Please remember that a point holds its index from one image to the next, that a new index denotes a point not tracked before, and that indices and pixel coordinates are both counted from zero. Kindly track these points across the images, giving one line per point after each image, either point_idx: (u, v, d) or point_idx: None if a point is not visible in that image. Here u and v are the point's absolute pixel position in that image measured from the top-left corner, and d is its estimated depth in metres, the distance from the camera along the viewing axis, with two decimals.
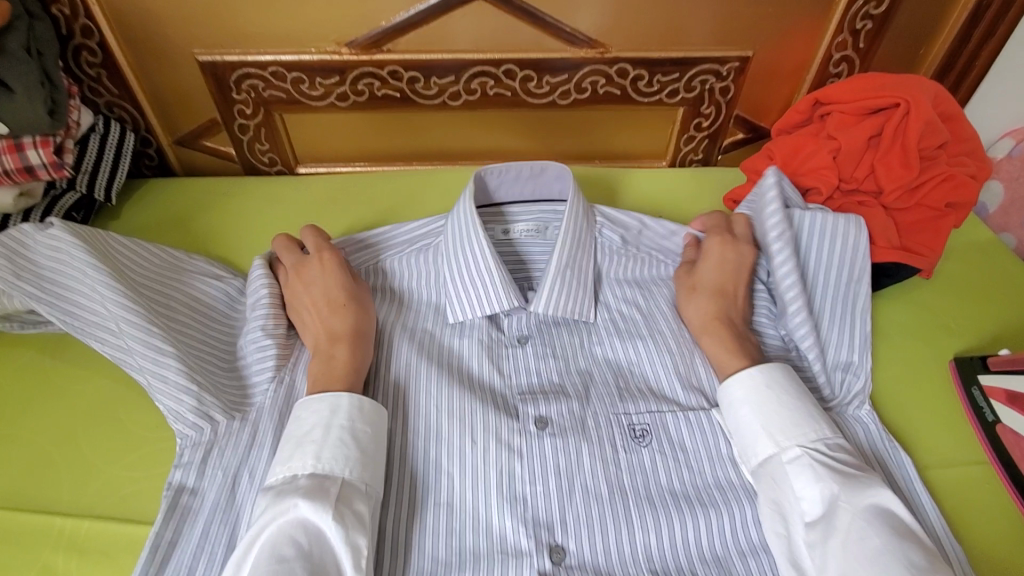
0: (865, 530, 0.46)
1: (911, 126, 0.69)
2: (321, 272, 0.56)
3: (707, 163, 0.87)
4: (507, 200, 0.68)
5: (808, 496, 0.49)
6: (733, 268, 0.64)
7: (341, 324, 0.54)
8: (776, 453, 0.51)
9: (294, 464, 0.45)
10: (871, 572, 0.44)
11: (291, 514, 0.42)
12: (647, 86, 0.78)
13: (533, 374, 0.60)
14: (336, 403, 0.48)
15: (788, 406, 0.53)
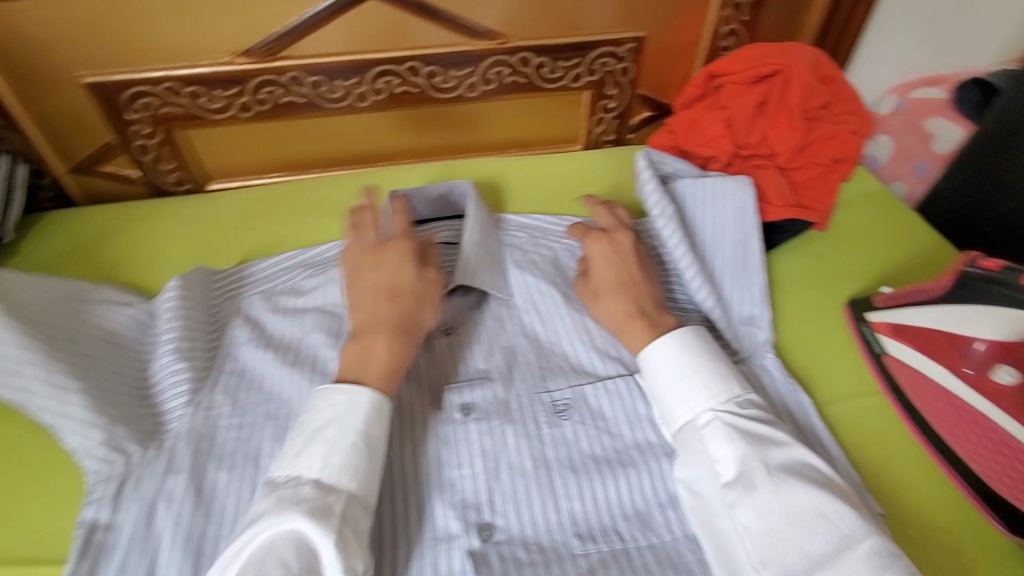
0: (782, 482, 0.45)
1: (793, 90, 0.73)
2: (390, 261, 0.60)
3: (619, 143, 0.93)
4: (417, 198, 0.74)
5: (724, 460, 0.48)
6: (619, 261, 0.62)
7: (394, 314, 0.56)
8: (691, 419, 0.51)
9: (304, 470, 0.46)
10: (787, 530, 0.43)
11: (287, 524, 0.42)
12: (550, 73, 0.82)
13: (458, 364, 0.60)
14: (355, 401, 0.50)
15: (694, 377, 0.52)
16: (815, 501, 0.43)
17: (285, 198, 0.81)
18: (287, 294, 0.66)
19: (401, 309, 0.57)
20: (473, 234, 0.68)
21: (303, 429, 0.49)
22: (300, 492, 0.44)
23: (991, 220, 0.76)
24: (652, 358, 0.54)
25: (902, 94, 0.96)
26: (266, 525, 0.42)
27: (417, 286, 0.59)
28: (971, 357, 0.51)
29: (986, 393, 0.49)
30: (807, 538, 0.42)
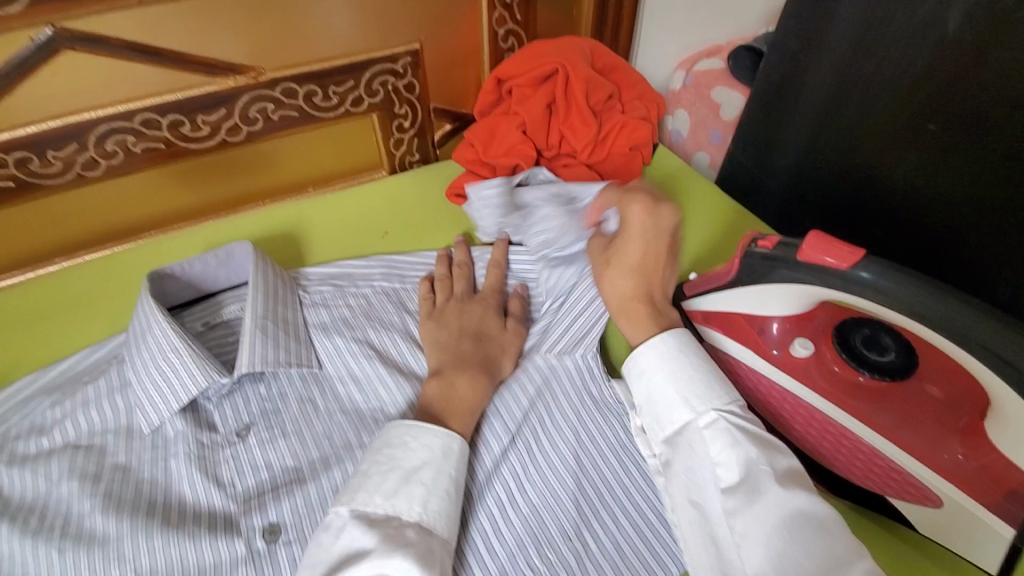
0: (792, 496, 0.38)
1: (575, 86, 0.72)
2: (483, 309, 0.60)
3: (428, 161, 0.86)
4: (189, 273, 0.62)
5: (724, 462, 0.41)
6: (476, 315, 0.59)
7: (476, 355, 0.55)
8: (692, 420, 0.43)
9: (403, 512, 0.41)
10: (792, 551, 0.36)
11: (391, 569, 0.38)
12: (325, 100, 0.73)
13: (261, 470, 0.50)
14: (449, 447, 0.45)
15: (695, 371, 0.45)
16: (812, 513, 0.37)
17: (18, 307, 0.64)
18: (30, 436, 0.51)
19: (485, 350, 0.56)
20: (257, 305, 0.57)
21: (394, 465, 0.43)
22: (407, 536, 0.40)
23: (776, 179, 0.79)
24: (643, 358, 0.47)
25: (687, 69, 1.02)
26: (370, 568, 0.38)
27: (494, 334, 0.58)
28: (771, 337, 0.51)
29: (787, 368, 0.49)
30: (813, 557, 0.35)
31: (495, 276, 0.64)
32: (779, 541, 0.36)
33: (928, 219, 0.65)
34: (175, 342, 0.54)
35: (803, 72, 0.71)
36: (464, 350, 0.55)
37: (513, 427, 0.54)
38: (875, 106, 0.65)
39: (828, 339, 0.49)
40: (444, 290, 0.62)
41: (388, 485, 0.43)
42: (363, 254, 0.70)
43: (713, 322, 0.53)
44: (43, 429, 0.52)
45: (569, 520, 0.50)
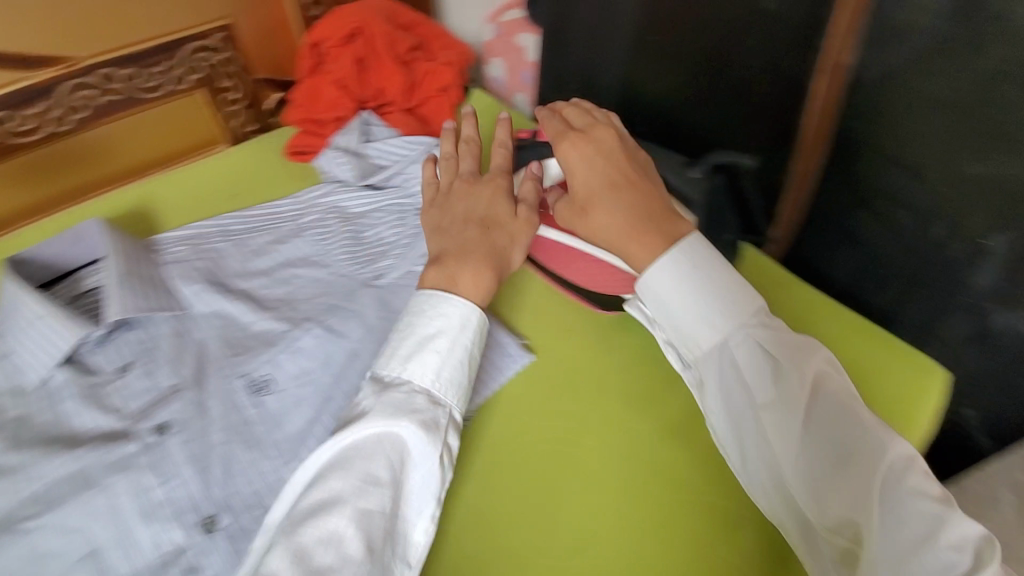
0: (816, 394, 0.46)
1: (377, 41, 0.84)
2: (490, 194, 0.62)
3: (265, 130, 0.93)
4: (43, 255, 0.67)
5: (756, 376, 0.47)
6: (482, 205, 0.61)
7: (484, 246, 0.56)
8: (720, 342, 0.49)
9: (415, 378, 0.48)
10: (823, 442, 0.44)
11: (398, 428, 0.44)
12: (148, 82, 0.79)
13: (147, 393, 0.59)
14: (466, 319, 0.51)
15: (715, 291, 0.50)
16: (836, 411, 0.45)
17: None
18: None
19: (493, 239, 0.57)
20: (117, 267, 0.64)
21: (412, 334, 0.49)
22: (416, 404, 0.46)
23: (570, 103, 0.96)
24: (667, 278, 0.51)
25: (495, 19, 1.14)
26: (372, 425, 0.44)
27: (504, 222, 0.59)
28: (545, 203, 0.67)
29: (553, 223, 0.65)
30: (842, 443, 0.43)
31: (504, 154, 0.67)
32: (805, 443, 0.44)
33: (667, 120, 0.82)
34: (37, 307, 0.59)
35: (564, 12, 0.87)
36: (470, 237, 0.58)
37: (362, 312, 0.64)
38: (618, 32, 0.82)
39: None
40: (453, 172, 0.67)
41: (405, 350, 0.49)
42: (213, 215, 0.77)
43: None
44: None
45: None
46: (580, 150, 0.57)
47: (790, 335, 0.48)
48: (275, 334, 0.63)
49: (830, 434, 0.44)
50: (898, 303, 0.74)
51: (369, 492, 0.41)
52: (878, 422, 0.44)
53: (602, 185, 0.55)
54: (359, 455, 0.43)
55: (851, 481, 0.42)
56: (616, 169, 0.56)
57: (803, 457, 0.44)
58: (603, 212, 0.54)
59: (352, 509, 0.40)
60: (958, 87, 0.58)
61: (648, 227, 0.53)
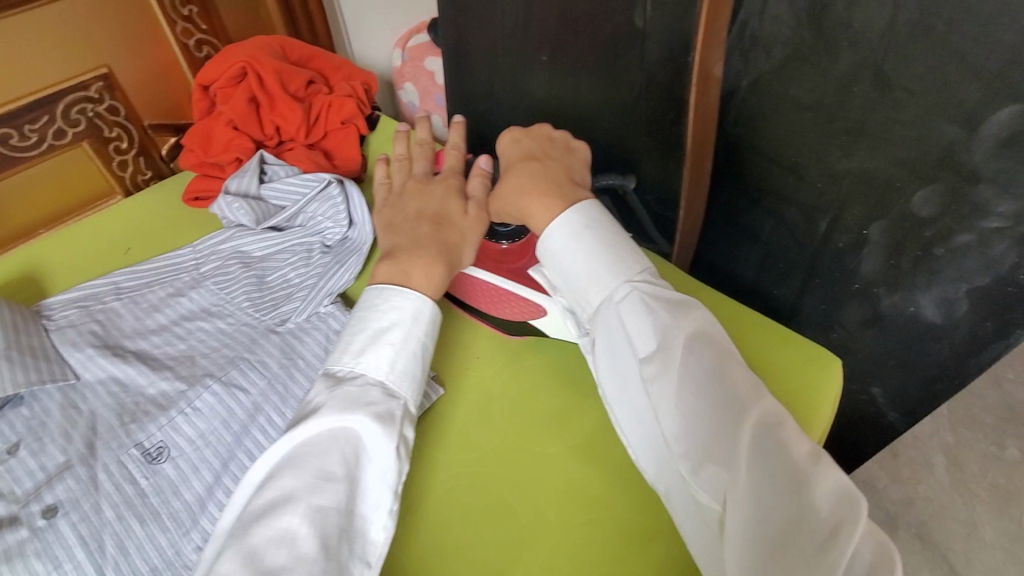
0: (693, 352, 0.47)
1: (268, 78, 0.83)
2: (444, 193, 0.62)
3: (163, 176, 0.90)
4: None
5: (638, 332, 0.49)
6: (436, 199, 0.62)
7: (435, 238, 0.57)
8: (607, 296, 0.51)
9: (369, 370, 0.49)
10: (696, 392, 0.45)
11: (352, 424, 0.45)
12: (23, 140, 0.75)
13: (33, 475, 0.55)
14: (419, 311, 0.52)
15: (604, 255, 0.52)
16: (707, 364, 0.46)
17: None
18: None
19: (444, 233, 0.58)
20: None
21: (365, 329, 0.51)
22: (371, 396, 0.47)
23: (482, 123, 0.98)
24: (563, 241, 0.54)
25: (403, 46, 1.14)
26: (326, 420, 0.45)
27: (456, 217, 0.60)
28: None
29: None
30: (712, 393, 0.45)
31: (456, 154, 0.67)
32: (679, 396, 0.45)
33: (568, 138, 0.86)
34: None
35: (465, 34, 0.91)
36: (422, 232, 0.58)
37: (265, 363, 0.63)
38: (513, 54, 0.86)
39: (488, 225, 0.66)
40: (407, 171, 0.67)
41: (359, 344, 0.50)
42: (107, 272, 0.74)
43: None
44: None
45: None
46: (510, 134, 0.63)
47: (670, 292, 0.50)
48: (173, 396, 0.61)
49: (702, 389, 0.45)
50: (799, 294, 0.77)
51: (323, 488, 0.42)
52: (751, 382, 0.46)
53: (523, 155, 0.60)
54: (315, 452, 0.43)
55: (725, 429, 0.43)
56: (539, 146, 0.61)
57: (681, 407, 0.45)
58: (518, 174, 0.58)
59: (305, 506, 0.40)
60: (820, 94, 0.62)
61: (557, 189, 0.56)
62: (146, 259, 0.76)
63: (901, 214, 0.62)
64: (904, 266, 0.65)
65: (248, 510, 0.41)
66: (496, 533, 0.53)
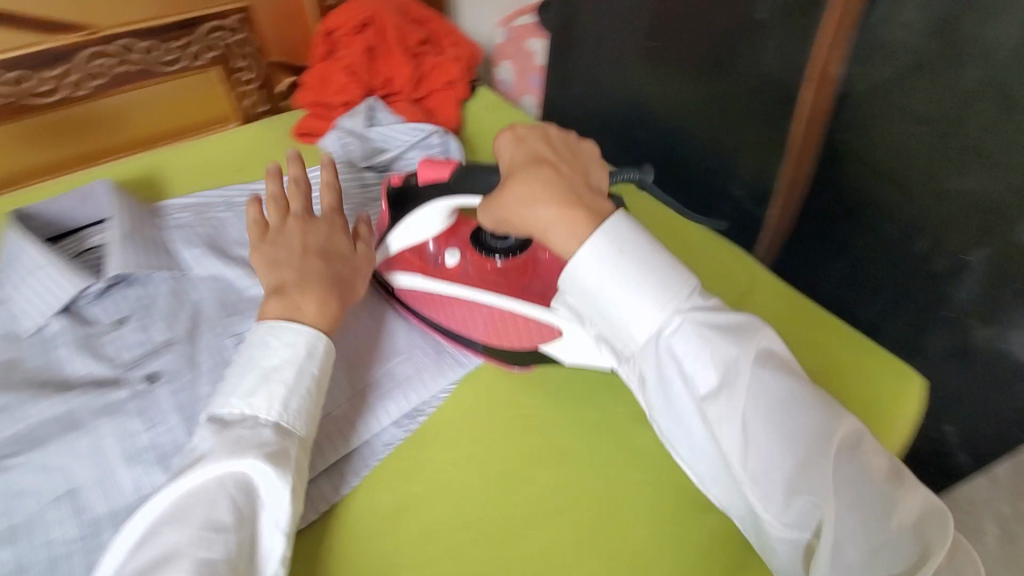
0: (762, 381, 0.39)
1: (388, 31, 0.87)
2: (330, 227, 0.58)
3: (276, 112, 0.96)
4: (51, 212, 0.70)
5: (699, 368, 0.40)
6: (314, 233, 0.57)
7: (327, 272, 0.54)
8: (651, 331, 0.41)
9: (260, 410, 0.46)
10: (774, 435, 0.38)
11: (240, 468, 0.43)
12: (164, 56, 0.81)
13: (139, 345, 0.60)
14: (315, 344, 0.49)
15: (637, 286, 0.41)
16: (784, 392, 0.39)
17: None
18: None
19: (335, 269, 0.55)
20: (120, 227, 0.66)
21: (253, 366, 0.47)
22: (262, 437, 0.44)
23: (574, 104, 1.00)
24: (587, 274, 0.42)
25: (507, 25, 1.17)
26: (210, 471, 0.42)
27: (345, 253, 0.57)
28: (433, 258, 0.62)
29: (448, 276, 0.60)
30: (794, 432, 0.38)
31: (332, 195, 0.61)
32: (757, 435, 0.38)
33: (663, 127, 0.86)
34: (43, 257, 0.62)
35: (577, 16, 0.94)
36: (311, 266, 0.54)
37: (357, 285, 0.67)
38: (625, 38, 0.87)
39: (472, 245, 0.61)
40: (280, 212, 0.58)
41: (246, 384, 0.47)
42: (220, 186, 0.79)
43: (393, 265, 0.63)
44: None
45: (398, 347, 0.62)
46: (511, 133, 0.50)
47: (724, 317, 0.41)
48: None
49: (780, 417, 0.38)
50: (884, 318, 0.74)
51: (207, 542, 0.40)
52: (825, 399, 0.40)
53: (526, 158, 0.47)
54: (199, 502, 0.41)
55: (813, 482, 0.37)
56: (547, 147, 0.49)
57: (761, 452, 0.38)
58: (524, 181, 0.45)
59: (192, 558, 0.38)
60: (942, 105, 0.60)
61: (581, 193, 0.45)
62: (255, 179, 0.81)
63: (1011, 244, 0.60)
64: (1006, 301, 0.62)
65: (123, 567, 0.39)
66: (540, 487, 0.52)
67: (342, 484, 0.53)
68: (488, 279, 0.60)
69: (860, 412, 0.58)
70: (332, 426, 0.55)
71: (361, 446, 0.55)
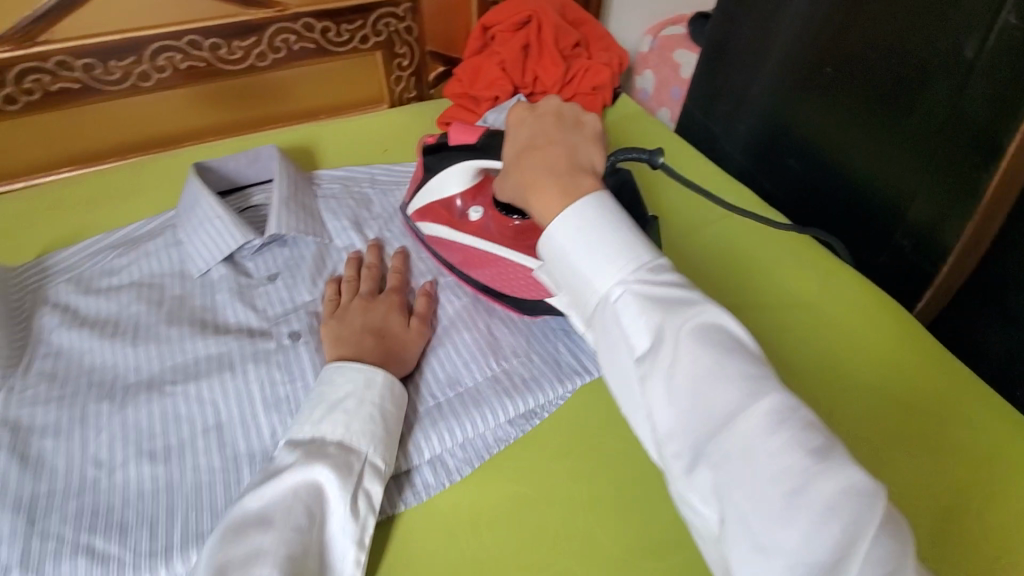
0: (691, 349, 0.35)
1: (544, 30, 0.88)
2: (388, 307, 0.61)
3: (423, 98, 1.00)
4: (226, 168, 0.77)
5: (635, 331, 0.37)
6: (376, 315, 0.60)
7: (379, 348, 0.56)
8: (601, 298, 0.39)
9: (328, 432, 0.49)
10: (697, 407, 0.34)
11: (314, 475, 0.46)
12: (337, 36, 0.87)
13: (288, 302, 0.65)
14: (371, 377, 0.52)
15: (595, 245, 0.39)
16: (713, 365, 0.34)
17: (82, 190, 0.77)
18: (101, 276, 0.66)
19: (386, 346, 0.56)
20: (282, 189, 0.72)
21: (321, 400, 0.51)
22: (326, 450, 0.47)
23: (715, 122, 0.97)
24: (558, 238, 0.41)
25: (654, 34, 1.16)
26: (288, 478, 0.45)
27: (398, 331, 0.59)
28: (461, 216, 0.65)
29: (471, 230, 0.64)
30: (719, 405, 0.33)
31: (398, 278, 0.65)
32: (681, 403, 0.34)
33: (819, 158, 0.81)
34: (218, 209, 0.68)
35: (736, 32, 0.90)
36: (367, 343, 0.56)
37: None
38: (785, 61, 0.82)
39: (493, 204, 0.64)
40: (349, 291, 0.62)
41: (316, 414, 0.50)
42: (367, 163, 0.84)
43: (423, 215, 0.68)
44: (119, 270, 0.67)
45: (517, 341, 0.62)
46: (517, 115, 0.51)
47: (673, 288, 0.37)
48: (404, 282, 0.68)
49: (704, 385, 0.34)
50: None
51: (288, 541, 0.43)
52: (757, 371, 0.34)
53: (523, 145, 0.47)
54: (280, 508, 0.44)
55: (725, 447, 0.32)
56: (543, 130, 0.48)
57: (676, 415, 0.34)
58: (522, 172, 0.45)
59: (273, 561, 0.41)
60: None
61: (567, 177, 0.44)
62: (400, 161, 0.85)
63: None
64: None
65: (209, 555, 0.41)
66: (649, 519, 0.49)
67: (454, 472, 0.52)
68: (504, 237, 0.62)
69: (961, 470, 0.52)
70: (450, 412, 0.55)
71: (474, 439, 0.54)
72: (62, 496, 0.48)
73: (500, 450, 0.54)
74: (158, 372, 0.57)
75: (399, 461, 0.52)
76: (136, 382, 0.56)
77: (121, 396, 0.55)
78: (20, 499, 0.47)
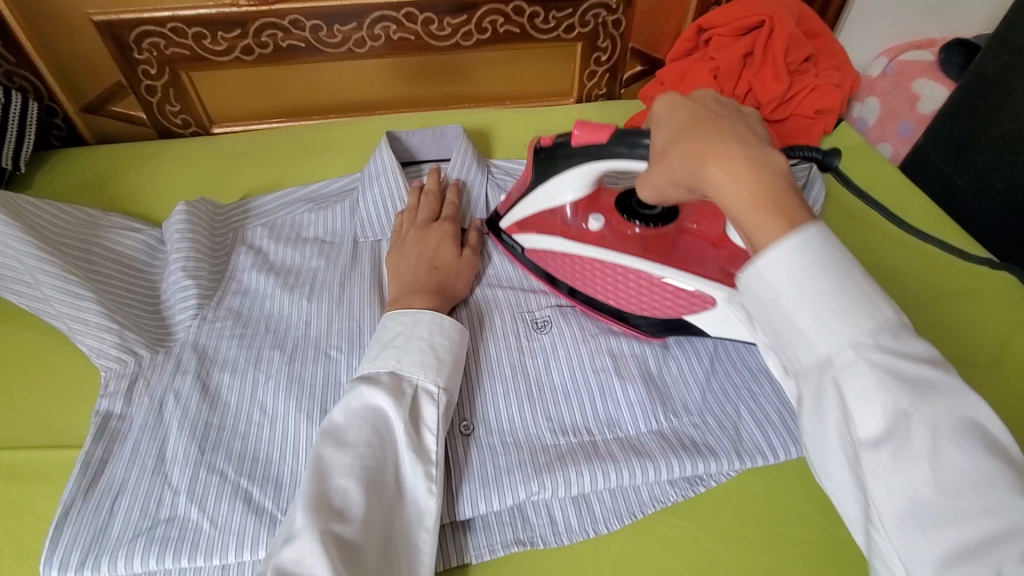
0: (951, 453, 0.27)
1: (777, 41, 0.77)
2: (440, 236, 0.63)
3: (612, 97, 0.95)
4: (411, 140, 0.77)
5: (864, 408, 0.29)
6: (427, 244, 0.62)
7: (432, 283, 0.58)
8: (824, 359, 0.30)
9: (376, 365, 0.48)
10: (943, 514, 0.27)
11: (374, 401, 0.46)
12: (544, 23, 0.84)
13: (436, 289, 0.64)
14: (418, 317, 0.52)
15: (825, 293, 0.30)
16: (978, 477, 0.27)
17: (286, 143, 0.82)
18: (292, 226, 0.69)
19: (438, 279, 0.59)
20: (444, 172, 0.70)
21: (377, 340, 0.51)
22: (376, 375, 0.47)
23: (960, 171, 0.78)
24: (771, 277, 0.31)
25: (891, 57, 0.99)
26: (349, 402, 0.45)
27: (451, 261, 0.61)
28: (572, 224, 0.57)
29: (591, 242, 0.56)
30: (972, 521, 0.26)
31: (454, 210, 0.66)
32: (936, 521, 0.27)
33: None
34: (403, 192, 0.68)
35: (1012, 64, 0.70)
36: (419, 274, 0.59)
37: None
38: None
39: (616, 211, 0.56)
40: (408, 219, 0.65)
41: (370, 351, 0.50)
42: None
43: (530, 227, 0.60)
44: (306, 224, 0.70)
45: (692, 396, 0.54)
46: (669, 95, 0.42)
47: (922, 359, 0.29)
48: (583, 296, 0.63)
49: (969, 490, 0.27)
50: None
51: (358, 458, 0.42)
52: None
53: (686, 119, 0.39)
54: (356, 427, 0.44)
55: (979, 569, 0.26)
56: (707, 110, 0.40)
57: (917, 529, 0.27)
58: (688, 139, 0.37)
59: (349, 468, 0.42)
60: None
61: (751, 147, 0.35)
62: None
63: None
64: None
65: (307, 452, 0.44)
66: None
67: (599, 522, 0.48)
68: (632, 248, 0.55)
69: None
70: (608, 455, 0.50)
71: (630, 491, 0.50)
72: (229, 433, 0.51)
73: (656, 511, 0.49)
74: (324, 330, 0.58)
75: (544, 490, 0.48)
76: (305, 336, 0.58)
77: (290, 347, 0.57)
78: (195, 425, 0.51)
